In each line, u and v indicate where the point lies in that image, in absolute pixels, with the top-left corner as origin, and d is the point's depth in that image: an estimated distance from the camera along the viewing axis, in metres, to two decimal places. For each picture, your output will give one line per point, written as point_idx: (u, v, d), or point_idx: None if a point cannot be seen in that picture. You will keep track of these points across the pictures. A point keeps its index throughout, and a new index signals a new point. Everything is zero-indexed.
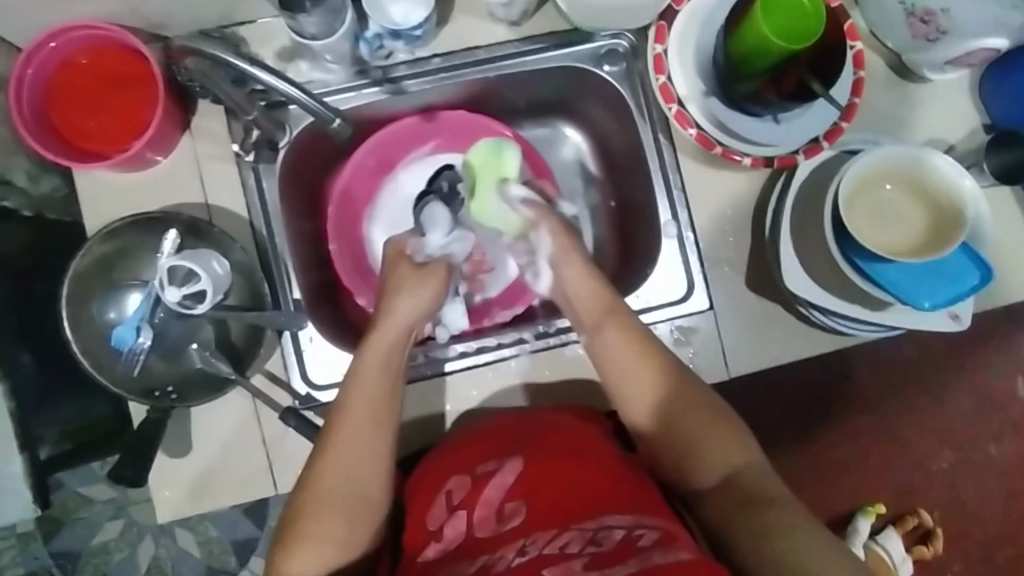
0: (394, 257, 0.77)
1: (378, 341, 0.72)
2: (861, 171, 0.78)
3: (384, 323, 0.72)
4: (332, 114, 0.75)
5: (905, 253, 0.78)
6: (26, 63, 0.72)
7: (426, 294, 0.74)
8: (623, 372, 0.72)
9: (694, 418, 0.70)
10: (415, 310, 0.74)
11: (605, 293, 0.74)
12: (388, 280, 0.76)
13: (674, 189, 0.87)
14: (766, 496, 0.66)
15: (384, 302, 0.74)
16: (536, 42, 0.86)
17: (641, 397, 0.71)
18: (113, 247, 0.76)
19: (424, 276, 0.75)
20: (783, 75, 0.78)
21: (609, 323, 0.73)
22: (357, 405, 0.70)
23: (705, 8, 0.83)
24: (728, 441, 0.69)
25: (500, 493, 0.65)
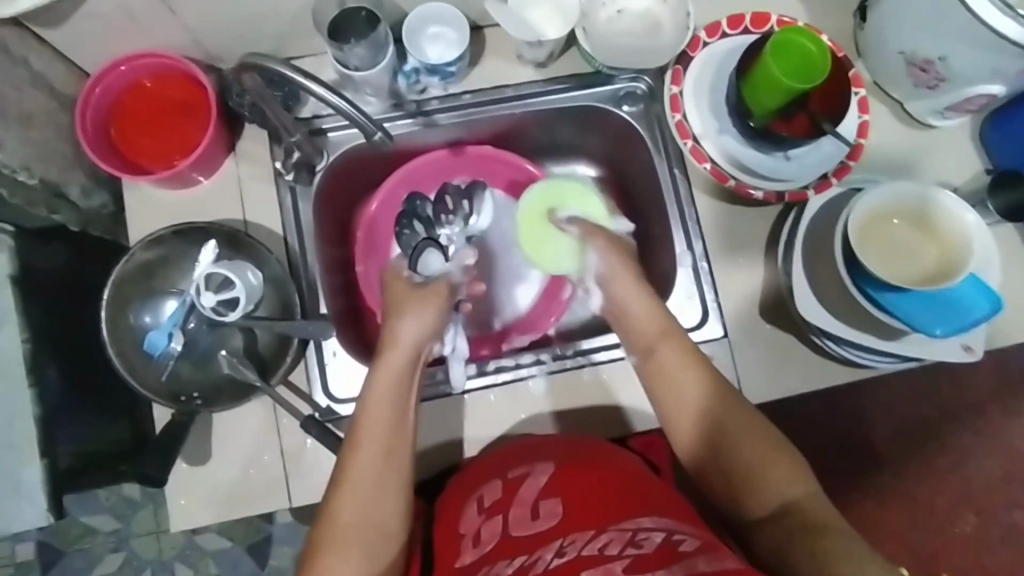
0: (391, 281, 0.81)
1: (387, 365, 0.73)
2: (867, 210, 0.82)
3: (391, 349, 0.74)
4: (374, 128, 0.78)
5: (915, 282, 0.81)
6: (95, 84, 0.79)
7: (428, 316, 0.76)
8: (678, 394, 0.72)
9: (750, 445, 0.69)
10: (418, 334, 0.75)
11: (660, 314, 0.76)
12: (391, 305, 0.78)
13: (689, 221, 0.91)
14: (828, 526, 0.63)
15: (389, 327, 0.76)
16: (560, 82, 0.92)
17: (697, 420, 0.71)
18: (155, 255, 0.80)
19: (426, 299, 0.77)
20: (793, 116, 0.84)
21: (665, 344, 0.74)
22: (368, 428, 0.70)
23: (717, 55, 0.90)
24: (788, 470, 0.67)
25: (535, 492, 0.67)
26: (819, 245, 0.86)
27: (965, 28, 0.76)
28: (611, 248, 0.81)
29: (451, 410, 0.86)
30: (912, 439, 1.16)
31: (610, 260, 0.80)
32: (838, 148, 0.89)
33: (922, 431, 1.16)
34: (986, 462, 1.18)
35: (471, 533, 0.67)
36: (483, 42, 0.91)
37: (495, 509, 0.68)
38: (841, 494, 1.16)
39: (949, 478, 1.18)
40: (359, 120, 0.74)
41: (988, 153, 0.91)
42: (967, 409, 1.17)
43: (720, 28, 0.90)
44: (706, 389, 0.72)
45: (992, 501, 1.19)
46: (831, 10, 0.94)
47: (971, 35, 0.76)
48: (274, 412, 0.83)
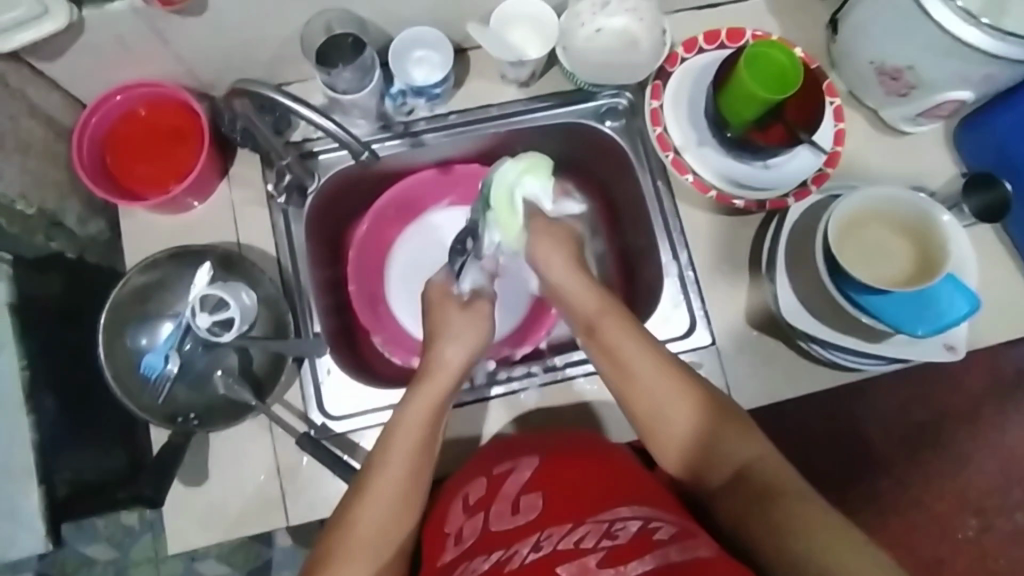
0: (437, 299, 0.76)
1: (431, 387, 0.70)
2: (845, 213, 0.84)
3: (436, 373, 0.71)
4: (360, 147, 0.82)
5: (896, 284, 0.83)
6: (91, 113, 0.82)
7: (472, 339, 0.73)
8: (627, 374, 0.71)
9: (699, 412, 0.70)
10: (463, 358, 0.72)
11: (596, 291, 0.74)
12: (433, 325, 0.74)
13: (674, 231, 0.93)
14: (781, 487, 0.65)
15: (435, 349, 0.73)
16: (543, 101, 0.95)
17: (648, 400, 0.71)
18: (150, 278, 0.81)
19: (475, 320, 0.74)
20: (769, 125, 0.87)
21: (608, 324, 0.73)
22: (399, 447, 0.68)
23: (695, 70, 0.93)
24: (737, 434, 0.69)
25: (517, 487, 0.68)
26: (802, 251, 0.88)
27: (930, 36, 0.79)
28: (552, 232, 0.73)
29: (445, 424, 0.87)
30: (905, 442, 1.17)
31: (542, 245, 0.73)
32: (816, 156, 0.91)
33: (915, 433, 1.17)
34: (979, 461, 1.19)
35: (454, 531, 0.68)
36: (467, 64, 0.94)
37: (480, 506, 0.68)
38: (839, 499, 1.16)
39: (944, 479, 1.19)
40: (347, 140, 0.78)
41: (963, 157, 0.94)
42: (959, 408, 1.18)
43: (697, 44, 0.92)
44: (652, 365, 0.71)
45: (988, 502, 1.19)
46: (804, 24, 0.97)
47: (937, 43, 0.79)
48: (270, 432, 0.84)
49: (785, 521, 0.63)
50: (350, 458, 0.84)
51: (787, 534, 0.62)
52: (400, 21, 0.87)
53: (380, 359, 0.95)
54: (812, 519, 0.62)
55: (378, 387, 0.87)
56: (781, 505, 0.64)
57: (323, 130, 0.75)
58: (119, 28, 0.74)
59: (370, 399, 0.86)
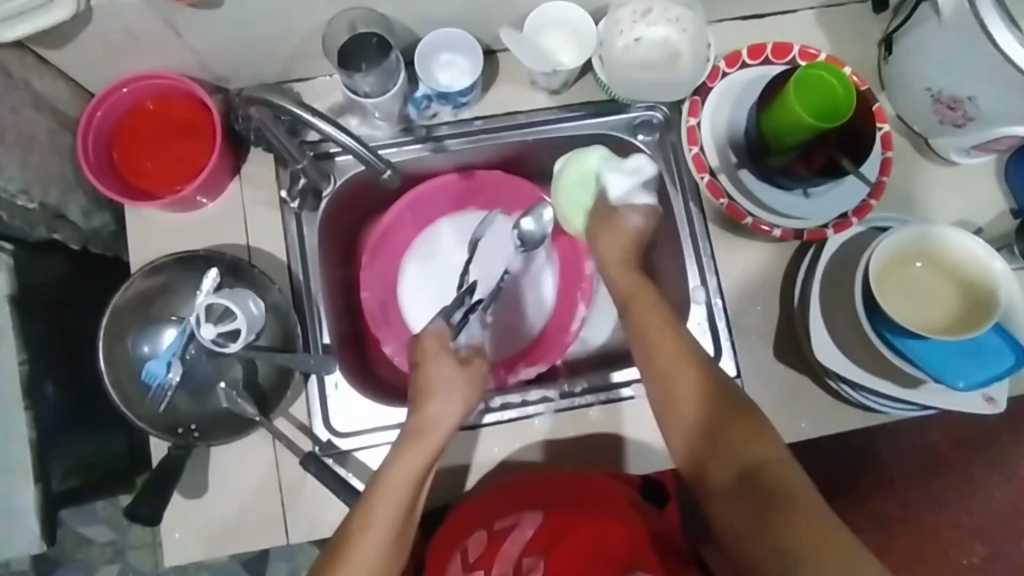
0: (429, 353, 0.73)
1: (420, 447, 0.67)
2: (890, 249, 0.79)
3: (428, 435, 0.68)
4: (384, 165, 0.75)
5: (934, 330, 0.78)
6: (97, 106, 0.77)
7: (461, 399, 0.70)
8: (649, 354, 0.69)
9: (717, 406, 0.66)
10: (453, 417, 0.70)
11: (634, 276, 0.75)
12: (417, 381, 0.71)
13: (704, 256, 0.89)
14: (786, 498, 0.61)
15: (425, 406, 0.70)
16: (573, 110, 0.90)
17: (663, 384, 0.68)
18: (155, 282, 0.78)
19: (469, 378, 0.72)
20: (814, 154, 0.80)
21: (637, 301, 0.72)
22: (383, 507, 0.65)
23: (736, 87, 0.88)
24: (751, 434, 0.65)
25: (518, 548, 0.74)
26: (836, 286, 0.83)
27: (994, 68, 0.73)
28: (608, 222, 0.78)
29: (452, 446, 0.84)
30: (920, 472, 1.14)
31: (600, 233, 0.78)
32: (857, 185, 0.86)
33: (932, 464, 1.14)
34: (995, 493, 1.15)
35: None
36: (496, 66, 0.89)
37: (482, 564, 0.74)
38: (850, 528, 1.13)
39: (959, 509, 1.15)
40: (366, 157, 0.73)
41: (1013, 193, 0.89)
42: (977, 438, 1.15)
43: (741, 58, 0.86)
44: (674, 349, 0.68)
45: (1005, 540, 1.15)
46: (853, 41, 0.92)
47: (1001, 76, 0.73)
48: (274, 447, 0.81)
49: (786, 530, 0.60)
50: (353, 479, 0.81)
51: (790, 544, 0.59)
52: (428, 21, 0.82)
53: (390, 372, 0.92)
54: (813, 532, 0.59)
55: (386, 405, 0.84)
56: (785, 514, 0.60)
57: (338, 144, 0.70)
58: (128, 18, 0.70)
59: (377, 417, 0.84)
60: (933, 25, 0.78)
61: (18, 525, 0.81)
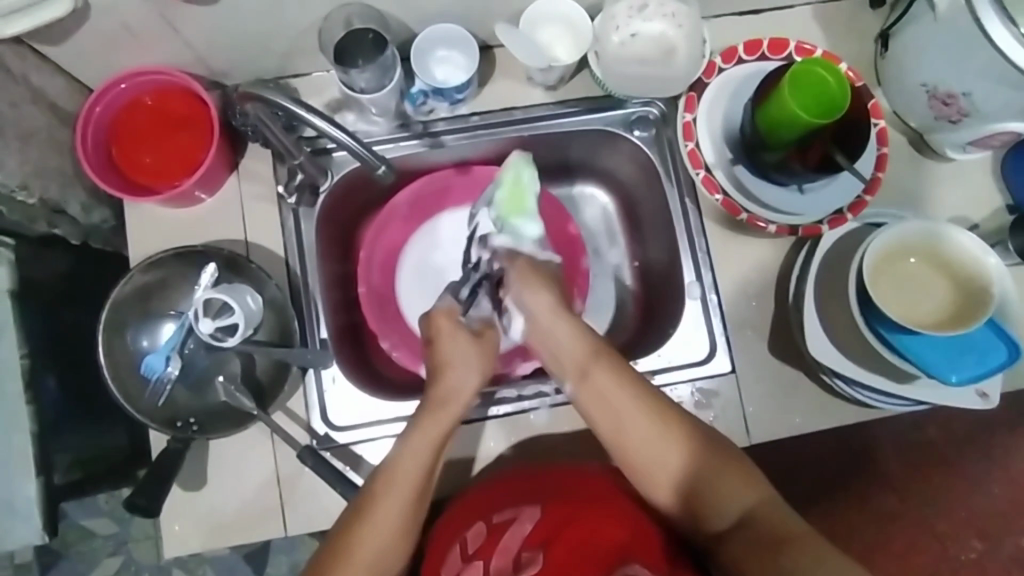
0: (443, 326, 0.72)
1: (440, 419, 0.68)
2: (886, 244, 0.79)
3: (445, 406, 0.69)
4: (377, 160, 0.76)
5: (928, 325, 0.78)
6: (95, 102, 0.78)
7: (479, 368, 0.71)
8: (618, 421, 0.69)
9: (699, 457, 0.68)
10: (471, 387, 0.71)
11: (582, 336, 0.72)
12: (436, 353, 0.71)
13: (699, 251, 0.89)
14: (784, 535, 0.63)
15: (443, 379, 0.70)
16: (570, 106, 0.90)
17: (638, 447, 0.69)
18: (154, 277, 0.78)
19: (484, 350, 0.72)
20: (809, 149, 0.80)
21: (594, 370, 0.70)
22: (401, 478, 0.66)
23: (731, 83, 0.88)
24: (736, 479, 0.66)
25: (517, 542, 0.71)
26: (831, 281, 0.84)
27: (988, 64, 0.73)
28: (530, 273, 0.74)
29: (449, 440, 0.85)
30: (914, 466, 1.15)
31: (526, 283, 0.73)
32: (851, 180, 0.86)
33: (929, 458, 1.15)
34: (991, 488, 1.16)
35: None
36: (493, 62, 0.89)
37: (481, 555, 0.72)
38: (847, 523, 1.14)
39: (954, 504, 1.16)
40: (361, 154, 0.73)
41: (1008, 189, 0.89)
42: (972, 433, 1.15)
43: (737, 53, 0.87)
44: (641, 411, 0.69)
45: (1000, 534, 1.16)
46: (849, 37, 0.93)
47: (994, 72, 0.74)
48: (271, 440, 0.82)
49: (791, 569, 0.61)
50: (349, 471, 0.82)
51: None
52: (425, 17, 0.82)
53: (388, 366, 0.93)
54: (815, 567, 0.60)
55: (382, 399, 0.85)
56: (786, 553, 0.62)
57: (332, 139, 0.70)
58: (126, 14, 0.70)
59: (374, 411, 0.84)
60: (928, 21, 0.79)
61: (18, 518, 0.82)
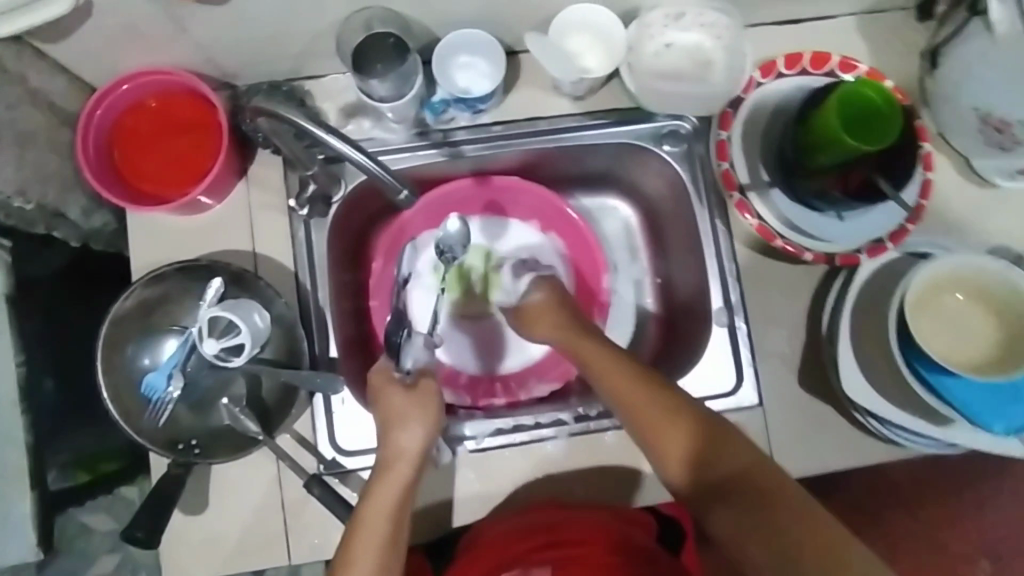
0: (380, 385, 0.72)
1: (392, 478, 0.67)
2: (930, 278, 0.75)
3: (394, 465, 0.68)
4: (400, 185, 0.71)
5: (968, 366, 0.75)
6: (95, 105, 0.73)
7: (425, 423, 0.70)
8: (640, 422, 0.67)
9: (724, 455, 0.65)
10: (420, 440, 0.70)
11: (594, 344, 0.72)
12: (382, 414, 0.71)
13: (728, 275, 0.85)
14: (817, 540, 0.60)
15: (389, 438, 0.70)
16: (598, 118, 0.85)
17: (659, 447, 0.67)
18: (156, 292, 0.74)
19: (424, 400, 0.71)
20: (850, 173, 0.74)
21: (612, 374, 0.69)
22: (365, 544, 0.63)
23: (771, 99, 0.83)
24: (762, 478, 0.64)
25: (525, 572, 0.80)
26: (870, 315, 0.79)
27: None
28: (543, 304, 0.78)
29: (462, 468, 0.81)
30: (935, 493, 1.12)
31: (540, 318, 0.77)
32: (892, 207, 0.82)
33: (950, 484, 1.12)
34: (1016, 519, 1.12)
35: None
36: (518, 69, 0.84)
37: None
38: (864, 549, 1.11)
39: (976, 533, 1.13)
40: (383, 176, 0.69)
41: None
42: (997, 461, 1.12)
43: (776, 67, 0.82)
44: (662, 411, 0.67)
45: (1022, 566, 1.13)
46: (896, 52, 0.87)
47: None
48: (278, 464, 0.78)
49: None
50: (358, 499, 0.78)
51: None
52: (449, 22, 0.77)
53: None
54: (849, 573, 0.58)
55: None
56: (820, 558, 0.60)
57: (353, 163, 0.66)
58: (129, 13, 0.65)
59: None
60: (986, 42, 0.73)
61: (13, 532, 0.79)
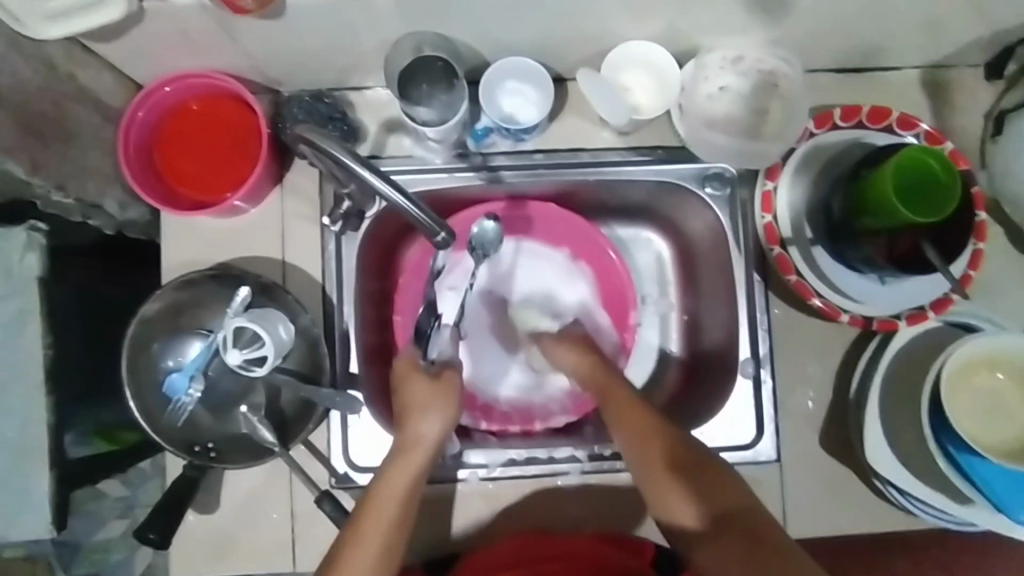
0: (404, 372, 0.73)
1: (404, 464, 0.67)
2: (968, 355, 0.72)
3: (409, 450, 0.68)
4: (439, 227, 0.67)
5: (999, 453, 0.72)
6: (139, 105, 0.73)
7: (444, 412, 0.71)
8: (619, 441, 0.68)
9: (696, 474, 0.64)
10: (437, 432, 0.70)
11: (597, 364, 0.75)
12: (403, 400, 0.72)
13: (761, 327, 0.82)
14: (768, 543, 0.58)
15: (408, 424, 0.70)
16: (641, 154, 0.83)
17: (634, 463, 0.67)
18: (186, 296, 0.75)
19: (445, 391, 0.72)
20: (899, 240, 0.72)
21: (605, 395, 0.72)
22: (367, 521, 0.63)
23: (825, 152, 0.81)
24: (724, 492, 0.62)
25: None
26: (902, 383, 0.77)
27: None
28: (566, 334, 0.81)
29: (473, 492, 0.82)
30: None
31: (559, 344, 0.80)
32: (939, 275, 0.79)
33: None
34: None
35: None
36: (565, 98, 0.83)
37: None
38: None
39: None
40: (415, 216, 0.66)
41: None
42: None
43: (833, 119, 0.80)
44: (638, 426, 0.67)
45: None
46: (959, 111, 0.84)
47: None
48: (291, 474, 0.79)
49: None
50: None
51: None
52: (499, 48, 0.75)
53: None
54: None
55: None
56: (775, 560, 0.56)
57: (387, 201, 0.65)
58: (182, 22, 0.65)
59: None
60: None
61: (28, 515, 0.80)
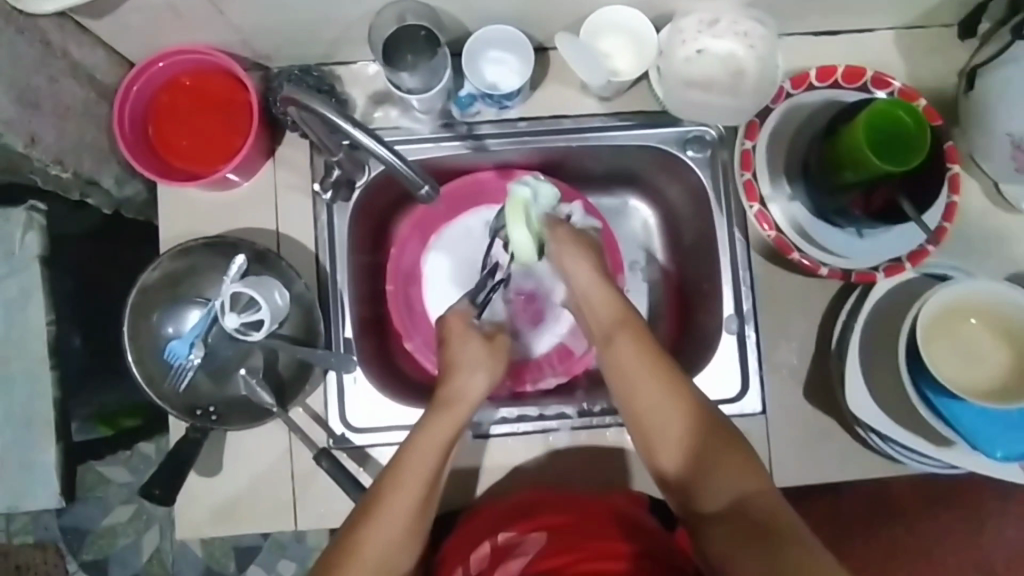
0: (457, 330, 0.74)
1: (450, 418, 0.67)
2: (943, 301, 0.75)
3: (456, 405, 0.68)
4: (421, 181, 0.71)
5: (976, 393, 0.74)
6: (133, 80, 0.76)
7: (489, 373, 0.71)
8: (631, 393, 0.69)
9: (712, 441, 0.66)
10: (480, 389, 0.71)
11: (615, 300, 0.73)
12: (449, 355, 0.72)
13: (742, 284, 0.85)
14: (777, 529, 0.61)
15: (454, 380, 0.70)
16: (622, 119, 0.85)
17: (648, 415, 0.68)
18: (184, 264, 0.77)
19: (494, 354, 0.73)
20: (874, 193, 0.74)
21: (619, 338, 0.71)
22: (410, 476, 0.64)
23: (801, 112, 0.83)
24: (739, 467, 0.65)
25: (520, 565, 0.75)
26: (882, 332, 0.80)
27: None
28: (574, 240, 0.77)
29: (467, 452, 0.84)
30: None
31: (569, 253, 0.76)
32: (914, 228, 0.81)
33: None
34: None
35: None
36: (547, 66, 0.85)
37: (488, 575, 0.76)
38: None
39: None
40: (404, 174, 0.69)
41: None
42: None
43: (808, 79, 0.82)
44: (659, 383, 0.68)
45: None
46: (932, 70, 0.86)
47: None
48: (290, 436, 0.81)
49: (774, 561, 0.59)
50: (364, 475, 0.81)
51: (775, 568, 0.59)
52: (480, 16, 0.78)
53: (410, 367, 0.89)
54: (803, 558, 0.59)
55: (404, 404, 0.83)
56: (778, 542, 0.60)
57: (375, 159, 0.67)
58: None
59: (395, 416, 0.83)
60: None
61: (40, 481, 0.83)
